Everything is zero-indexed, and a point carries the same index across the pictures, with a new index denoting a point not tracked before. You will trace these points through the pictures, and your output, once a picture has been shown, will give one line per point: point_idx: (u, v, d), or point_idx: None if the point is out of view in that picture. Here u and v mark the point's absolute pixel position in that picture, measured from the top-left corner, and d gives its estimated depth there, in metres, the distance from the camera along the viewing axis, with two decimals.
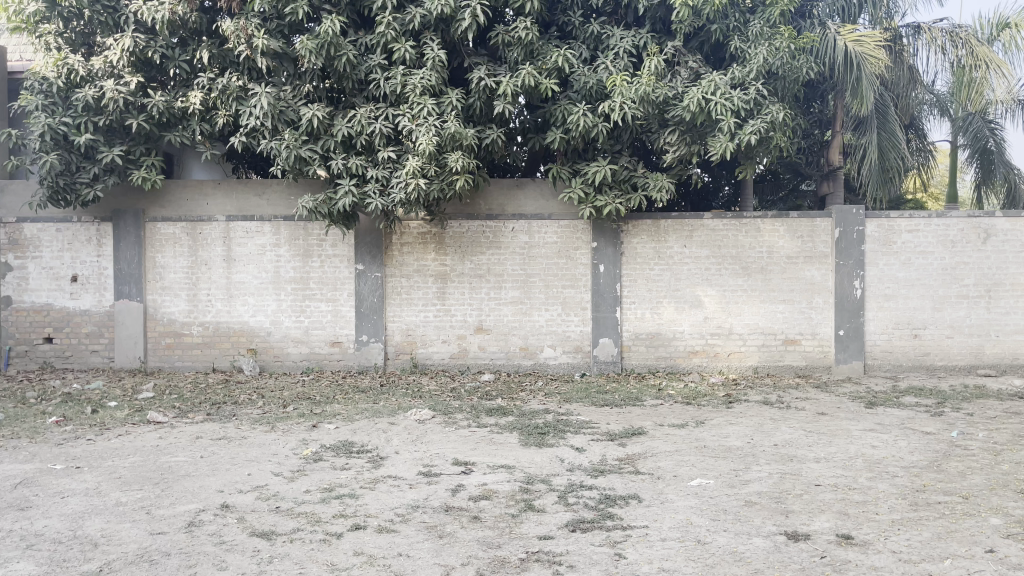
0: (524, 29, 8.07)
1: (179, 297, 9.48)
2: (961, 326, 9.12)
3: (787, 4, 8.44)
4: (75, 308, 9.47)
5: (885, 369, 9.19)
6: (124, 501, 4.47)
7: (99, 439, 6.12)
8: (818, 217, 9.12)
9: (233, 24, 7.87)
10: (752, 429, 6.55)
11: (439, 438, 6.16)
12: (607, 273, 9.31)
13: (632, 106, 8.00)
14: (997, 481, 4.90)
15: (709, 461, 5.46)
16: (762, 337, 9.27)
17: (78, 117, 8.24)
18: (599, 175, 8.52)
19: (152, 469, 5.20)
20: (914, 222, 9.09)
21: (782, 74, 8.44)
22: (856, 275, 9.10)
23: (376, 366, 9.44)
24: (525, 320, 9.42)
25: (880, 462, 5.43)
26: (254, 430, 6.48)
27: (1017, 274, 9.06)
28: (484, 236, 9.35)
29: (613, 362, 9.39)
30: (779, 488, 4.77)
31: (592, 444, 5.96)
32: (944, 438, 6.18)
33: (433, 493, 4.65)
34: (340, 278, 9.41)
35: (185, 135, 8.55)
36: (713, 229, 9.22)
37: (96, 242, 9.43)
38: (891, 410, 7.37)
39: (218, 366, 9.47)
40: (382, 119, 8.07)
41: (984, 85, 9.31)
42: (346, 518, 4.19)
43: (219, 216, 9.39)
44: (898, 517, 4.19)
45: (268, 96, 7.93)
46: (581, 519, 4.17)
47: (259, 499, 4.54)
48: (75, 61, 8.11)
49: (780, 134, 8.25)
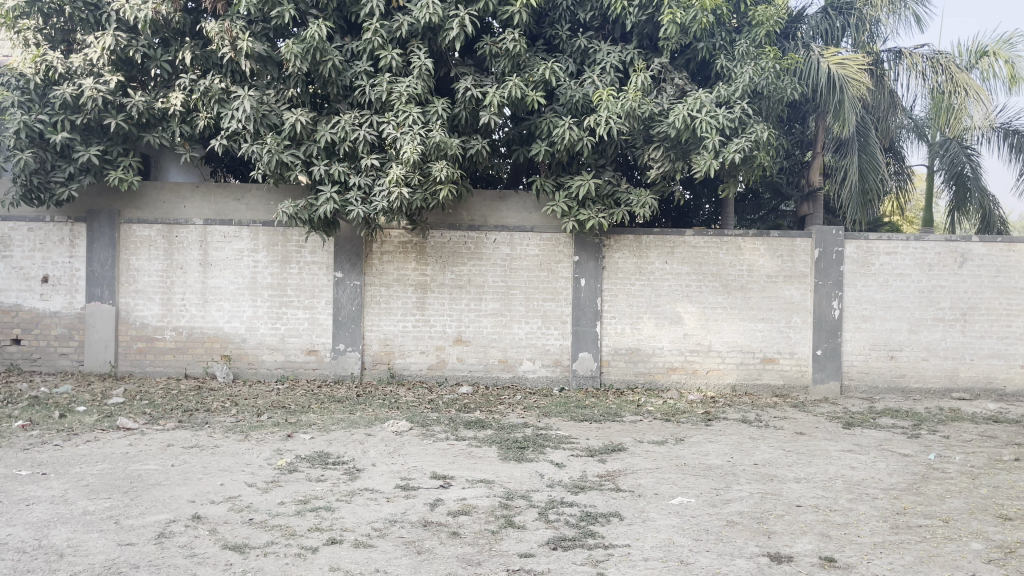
0: (512, 40, 8.01)
1: (153, 300, 9.31)
2: (937, 349, 9.19)
3: (773, 24, 8.54)
4: (45, 309, 9.27)
5: (861, 390, 9.24)
6: (92, 510, 4.34)
7: (66, 445, 5.96)
8: (798, 236, 9.16)
9: (218, 26, 7.83)
10: (732, 447, 6.54)
11: (417, 451, 6.07)
12: (588, 286, 9.28)
13: (618, 121, 7.99)
14: (976, 505, 4.90)
15: (689, 479, 5.42)
16: (740, 355, 9.28)
17: (55, 116, 8.06)
18: (583, 188, 8.49)
19: (122, 477, 5.06)
20: (892, 244, 9.15)
21: (767, 93, 8.49)
22: (835, 296, 9.14)
23: (352, 375, 9.31)
24: (504, 333, 9.35)
25: (859, 484, 5.42)
26: (228, 438, 6.35)
27: (992, 298, 9.14)
28: (465, 247, 9.29)
29: (593, 377, 9.35)
30: (761, 508, 4.74)
31: (572, 459, 5.91)
32: (922, 460, 6.18)
33: (411, 508, 4.56)
34: (318, 285, 9.30)
35: (164, 136, 8.41)
36: (695, 246, 9.23)
37: (68, 242, 9.24)
38: (868, 431, 7.38)
39: (190, 372, 9.31)
40: (365, 126, 7.98)
41: (962, 112, 9.45)
42: (321, 532, 4.09)
43: (196, 220, 9.24)
44: (880, 540, 4.18)
45: (251, 99, 7.84)
46: (563, 537, 4.10)
47: (232, 510, 4.43)
48: (54, 58, 7.95)
49: (764, 154, 8.26)
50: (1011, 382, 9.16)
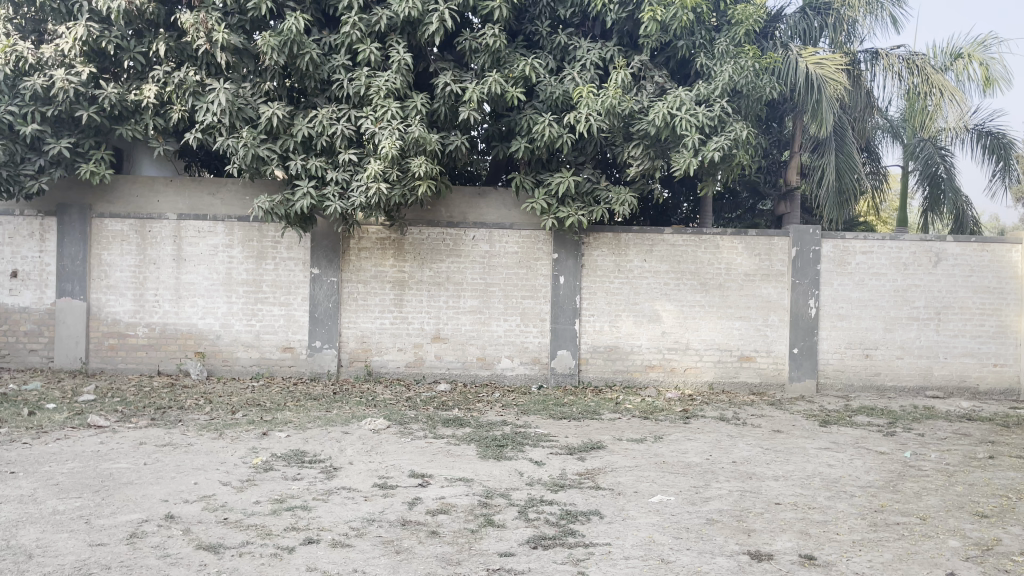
0: (492, 36, 7.99)
1: (125, 296, 9.16)
2: (911, 347, 9.27)
3: (752, 23, 8.58)
4: (14, 305, 9.08)
5: (837, 388, 9.30)
6: (62, 510, 4.24)
7: (35, 443, 5.83)
8: (776, 236, 9.20)
9: (193, 17, 7.67)
10: (710, 445, 6.55)
11: (395, 449, 6.00)
12: (567, 284, 9.26)
13: (598, 118, 7.95)
14: (953, 503, 4.94)
15: (669, 477, 5.42)
16: (718, 353, 9.31)
17: (25, 107, 7.89)
18: (562, 185, 8.45)
19: (92, 476, 4.95)
20: (868, 243, 9.21)
21: (746, 92, 8.51)
22: (811, 295, 9.19)
23: (329, 373, 9.22)
24: (483, 330, 9.31)
25: (837, 482, 5.44)
26: (202, 437, 6.25)
27: (966, 298, 9.23)
28: (444, 243, 9.23)
29: (571, 375, 9.32)
30: (740, 506, 4.74)
31: (551, 458, 5.88)
32: (897, 458, 6.23)
33: (390, 507, 4.50)
34: (294, 282, 9.19)
35: (137, 129, 8.22)
36: (673, 244, 9.23)
37: (38, 237, 9.05)
38: (844, 429, 7.43)
39: (164, 370, 9.16)
40: (344, 121, 7.90)
41: (936, 113, 9.54)
42: (298, 532, 4.03)
43: (170, 214, 9.10)
44: (859, 538, 4.18)
45: (227, 92, 7.73)
46: (542, 536, 4.07)
47: (206, 510, 4.34)
48: (24, 48, 7.80)
49: (743, 153, 8.25)
50: (983, 381, 9.27)
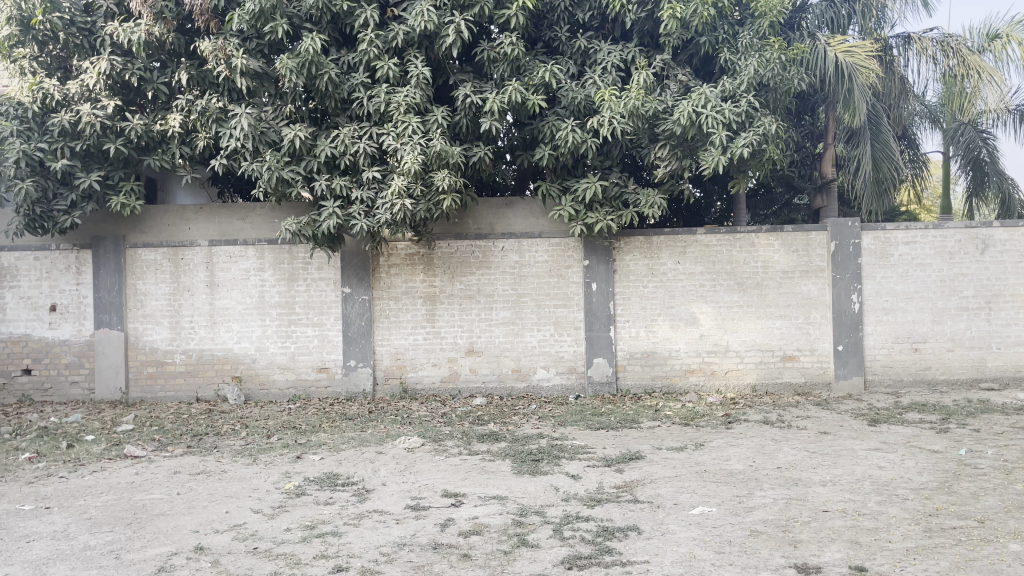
0: (510, 44, 7.89)
1: (162, 324, 9.23)
2: (962, 339, 8.92)
3: (776, 14, 8.33)
4: (54, 338, 9.19)
5: (886, 384, 8.97)
6: (93, 545, 4.21)
7: (71, 476, 5.85)
8: (813, 230, 8.95)
9: (211, 44, 7.70)
10: (754, 451, 6.33)
11: (429, 468, 5.91)
12: (599, 290, 9.11)
13: (621, 120, 7.81)
14: (1014, 503, 4.67)
15: (710, 487, 5.22)
16: (759, 354, 9.06)
17: (55, 143, 7.99)
18: (589, 191, 8.34)
19: (126, 508, 4.93)
20: (910, 233, 8.92)
21: (773, 85, 8.27)
22: (854, 289, 8.90)
23: (365, 392, 9.17)
24: (516, 341, 9.19)
25: (888, 485, 5.20)
26: (236, 463, 6.21)
27: (1017, 284, 8.88)
28: (473, 256, 9.15)
29: (609, 382, 9.15)
30: (785, 515, 4.54)
31: (589, 471, 5.74)
32: (952, 456, 5.97)
33: (421, 529, 4.40)
34: (326, 301, 9.18)
35: (165, 158, 8.32)
36: (707, 245, 9.03)
37: (75, 269, 9.16)
38: (895, 428, 7.14)
39: (202, 396, 9.20)
40: (366, 138, 7.86)
41: (975, 96, 9.21)
42: (327, 560, 3.94)
43: (201, 242, 9.17)
44: (913, 546, 3.96)
45: (249, 116, 7.75)
46: (578, 555, 3.92)
47: (236, 539, 4.29)
48: (50, 85, 7.88)
49: (773, 147, 8.05)
50: None
